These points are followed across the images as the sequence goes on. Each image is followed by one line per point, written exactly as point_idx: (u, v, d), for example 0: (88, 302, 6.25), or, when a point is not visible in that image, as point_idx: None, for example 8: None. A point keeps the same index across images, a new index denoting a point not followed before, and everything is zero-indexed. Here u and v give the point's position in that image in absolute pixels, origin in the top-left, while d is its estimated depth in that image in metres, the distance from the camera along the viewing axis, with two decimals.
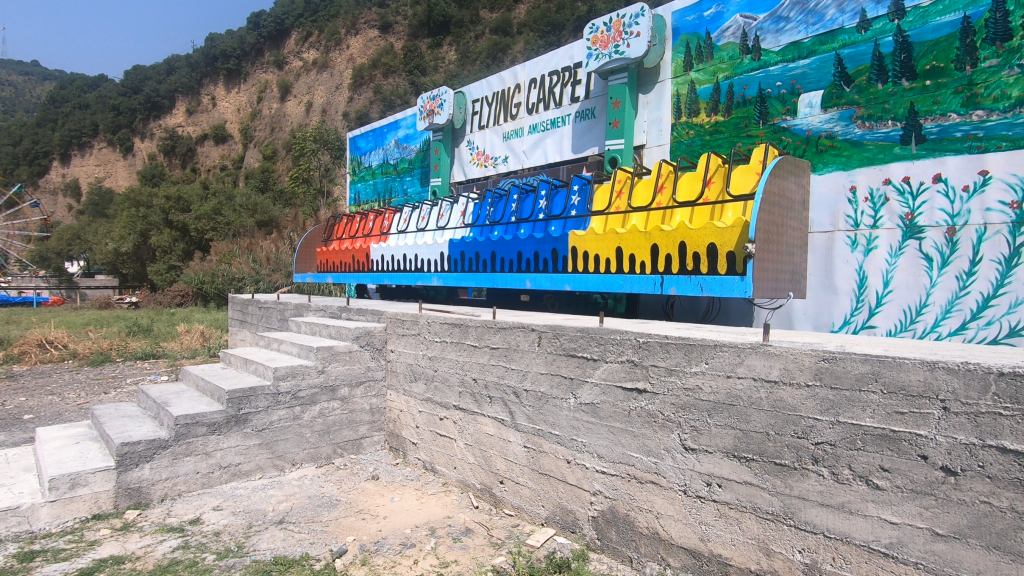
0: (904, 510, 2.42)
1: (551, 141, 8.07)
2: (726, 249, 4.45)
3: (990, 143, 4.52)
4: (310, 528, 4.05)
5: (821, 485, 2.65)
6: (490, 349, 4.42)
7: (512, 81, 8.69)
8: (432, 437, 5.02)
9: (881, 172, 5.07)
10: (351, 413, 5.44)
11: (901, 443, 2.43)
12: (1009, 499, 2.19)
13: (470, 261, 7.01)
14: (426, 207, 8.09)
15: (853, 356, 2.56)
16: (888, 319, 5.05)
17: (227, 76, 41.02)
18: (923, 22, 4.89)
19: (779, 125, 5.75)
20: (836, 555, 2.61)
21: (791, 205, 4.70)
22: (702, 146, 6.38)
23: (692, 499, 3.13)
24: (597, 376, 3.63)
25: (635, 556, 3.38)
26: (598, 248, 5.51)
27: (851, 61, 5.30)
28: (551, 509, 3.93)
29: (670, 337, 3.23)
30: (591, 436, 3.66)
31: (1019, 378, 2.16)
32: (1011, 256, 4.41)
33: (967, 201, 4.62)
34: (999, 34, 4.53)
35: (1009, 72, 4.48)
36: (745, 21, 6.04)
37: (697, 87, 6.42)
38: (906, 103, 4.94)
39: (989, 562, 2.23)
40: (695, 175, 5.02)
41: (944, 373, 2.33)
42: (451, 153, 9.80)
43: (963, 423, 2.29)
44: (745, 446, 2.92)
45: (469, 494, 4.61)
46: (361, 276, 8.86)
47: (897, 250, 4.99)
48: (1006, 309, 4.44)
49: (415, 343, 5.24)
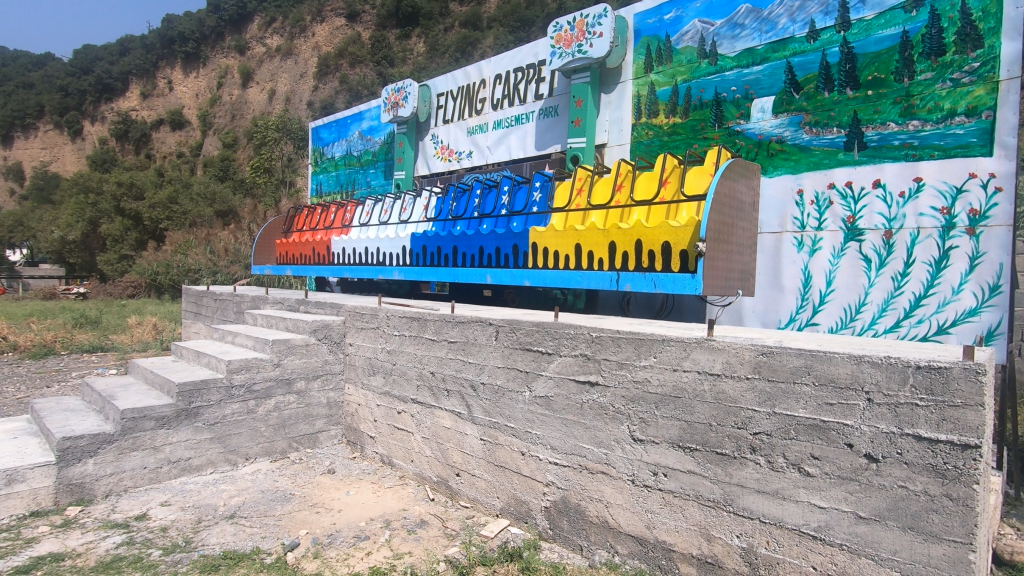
0: (831, 495, 2.58)
1: (515, 137, 8.12)
2: (680, 247, 4.59)
3: (924, 152, 4.80)
4: (262, 522, 4.01)
5: (758, 473, 2.79)
6: (447, 342, 4.45)
7: (477, 76, 8.69)
8: (389, 431, 5.01)
9: (826, 176, 5.31)
10: (308, 407, 5.37)
11: (830, 432, 2.59)
12: (922, 483, 2.37)
13: (432, 256, 7.00)
14: (389, 200, 8.02)
15: (789, 350, 2.70)
16: (830, 317, 5.30)
17: (185, 60, 39.66)
18: (866, 34, 5.13)
19: (734, 128, 5.93)
20: (770, 538, 2.75)
21: (741, 207, 4.89)
22: (660, 147, 6.53)
23: (639, 488, 3.24)
24: (552, 370, 3.70)
25: (585, 544, 3.49)
26: (557, 244, 5.59)
27: (800, 69, 5.52)
28: (505, 500, 4.00)
29: (621, 332, 3.33)
30: (545, 428, 3.73)
31: (934, 371, 2.34)
32: (941, 258, 4.71)
33: (902, 206, 4.90)
34: (933, 49, 4.79)
35: (942, 85, 4.74)
36: (702, 26, 6.21)
37: (657, 88, 6.58)
38: (850, 111, 5.19)
39: (904, 541, 2.40)
40: (652, 175, 5.16)
41: (869, 366, 2.49)
42: (415, 147, 9.73)
43: (884, 413, 2.45)
44: (689, 436, 3.04)
45: (425, 487, 4.63)
46: (321, 269, 8.72)
47: (839, 250, 5.24)
48: (935, 308, 4.73)
49: (374, 337, 5.22)
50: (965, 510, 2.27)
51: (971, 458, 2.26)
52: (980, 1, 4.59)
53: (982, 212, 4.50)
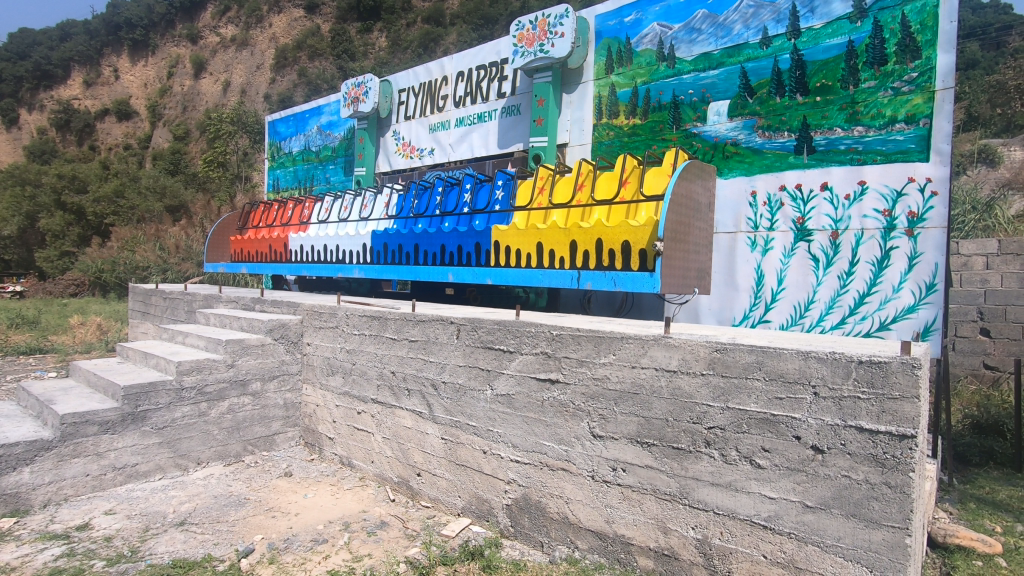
0: (780, 485, 2.68)
1: (477, 135, 8.10)
2: (639, 246, 4.68)
3: (868, 157, 5.05)
4: (214, 529, 3.88)
5: (712, 466, 2.87)
6: (408, 341, 4.41)
7: (439, 73, 8.61)
8: (349, 432, 4.93)
9: (778, 178, 5.51)
10: (264, 409, 5.22)
11: (779, 425, 2.68)
12: (864, 472, 2.49)
13: (393, 254, 6.91)
14: (348, 197, 7.87)
15: (741, 346, 2.79)
16: (781, 314, 5.49)
17: (133, 48, 37.92)
18: (815, 43, 5.34)
19: (691, 131, 6.08)
20: (723, 529, 2.83)
21: (698, 207, 5.02)
22: (621, 147, 6.63)
23: (599, 483, 3.29)
24: (513, 368, 3.72)
25: (546, 541, 3.52)
26: (519, 243, 5.61)
27: (754, 75, 5.70)
28: (467, 499, 3.99)
29: (582, 330, 3.37)
30: (506, 427, 3.74)
31: (875, 365, 2.46)
32: (883, 258, 4.96)
33: (848, 208, 5.13)
34: (876, 59, 5.02)
35: (884, 94, 4.98)
36: (661, 29, 6.34)
37: (617, 89, 6.67)
38: (800, 116, 5.40)
39: (847, 528, 2.52)
40: (612, 175, 5.24)
41: (816, 362, 2.59)
42: (376, 143, 9.57)
43: (829, 406, 2.57)
44: (647, 432, 3.10)
45: (386, 487, 4.57)
46: (278, 266, 8.48)
47: (790, 250, 5.44)
48: (878, 305, 4.98)
49: (332, 336, 5.12)
50: (902, 497, 2.40)
51: (908, 447, 2.39)
52: (918, 15, 4.84)
53: (920, 214, 4.76)
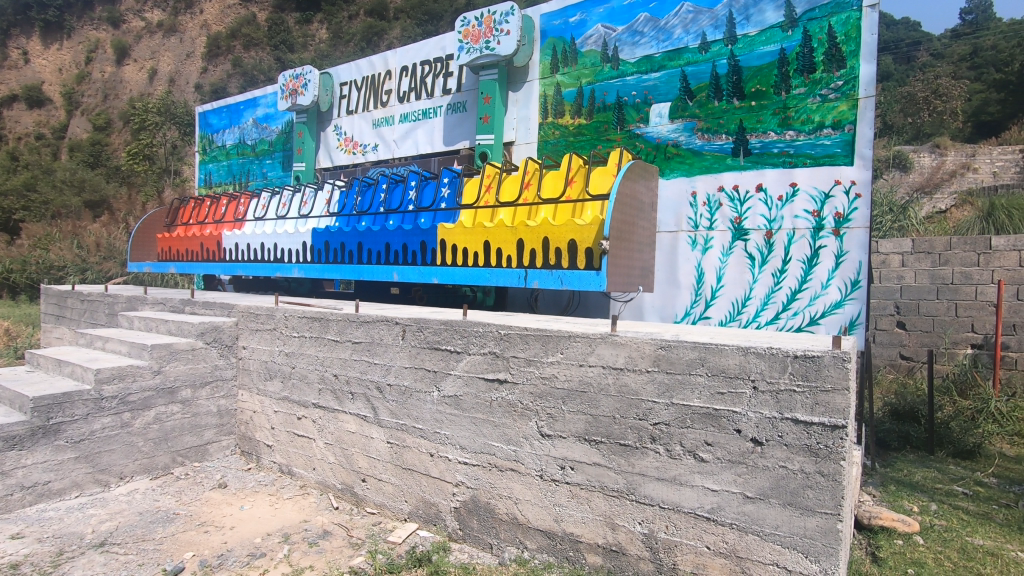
0: (722, 478, 2.75)
1: (422, 131, 7.96)
2: (585, 245, 4.72)
3: (799, 160, 5.30)
4: (139, 548, 3.61)
5: (658, 461, 2.92)
6: (351, 343, 4.26)
7: (382, 67, 8.40)
8: (289, 439, 4.71)
9: (716, 180, 5.70)
10: (195, 417, 4.91)
11: (721, 420, 2.76)
12: (799, 462, 2.59)
13: (335, 252, 6.68)
14: (287, 193, 7.56)
15: (685, 343, 2.84)
16: (720, 310, 5.68)
17: (44, 30, 35.05)
18: (750, 49, 5.56)
19: (634, 131, 6.19)
20: (668, 523, 2.89)
21: (641, 207, 5.12)
22: (566, 147, 6.68)
23: (548, 483, 3.28)
24: (460, 368, 3.65)
25: (495, 542, 3.49)
26: (466, 241, 5.55)
27: (693, 78, 5.87)
28: (414, 503, 3.90)
29: (529, 329, 3.35)
30: (454, 428, 3.68)
31: (808, 359, 2.57)
32: (812, 256, 5.23)
33: (781, 209, 5.37)
34: (805, 67, 5.28)
35: (813, 100, 5.24)
36: (605, 31, 6.43)
37: (562, 89, 6.72)
38: (737, 120, 5.60)
39: (784, 516, 2.61)
40: (558, 174, 5.26)
41: (755, 357, 2.68)
42: (316, 138, 9.23)
43: (767, 400, 2.66)
44: (594, 429, 3.12)
45: (328, 495, 4.40)
46: (210, 265, 8.03)
47: (728, 249, 5.64)
48: (808, 301, 5.24)
49: (270, 339, 4.88)
50: (834, 484, 2.52)
51: (839, 437, 2.51)
52: (843, 26, 5.11)
53: (845, 215, 5.05)
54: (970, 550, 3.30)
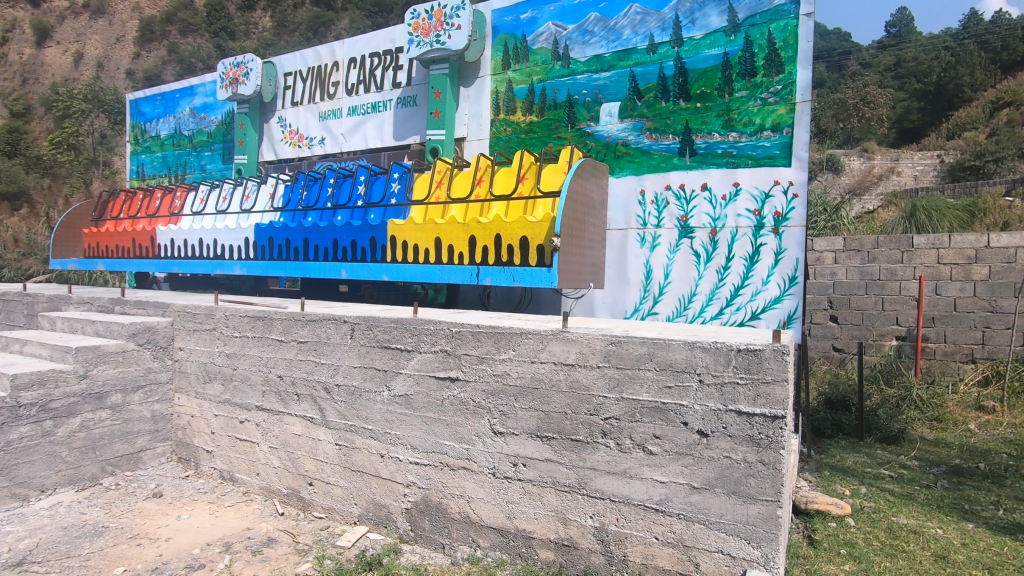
0: (670, 469, 2.82)
1: (371, 125, 7.78)
2: (536, 242, 4.75)
3: (741, 161, 5.50)
4: (63, 566, 3.38)
5: (609, 455, 2.96)
6: (297, 343, 4.11)
7: (329, 57, 8.14)
8: (230, 444, 4.51)
9: (663, 179, 5.85)
10: (126, 423, 4.63)
11: (669, 413, 2.82)
12: (742, 452, 2.68)
13: (279, 249, 6.44)
14: (227, 187, 7.23)
15: (634, 338, 2.89)
16: (668, 306, 5.83)
17: None
18: (695, 52, 5.72)
19: (585, 130, 6.26)
20: (619, 515, 2.94)
21: (592, 204, 5.19)
22: (518, 144, 6.68)
23: (500, 480, 3.27)
24: (411, 367, 3.59)
25: (447, 542, 3.45)
26: (417, 238, 5.46)
27: (642, 79, 5.98)
28: (363, 506, 3.80)
29: (481, 326, 3.33)
30: (405, 428, 3.61)
31: (751, 353, 2.66)
32: (754, 254, 5.44)
33: (725, 207, 5.56)
34: (747, 71, 5.47)
35: (754, 103, 5.44)
36: (556, 29, 6.47)
37: (514, 86, 6.71)
38: (683, 120, 5.76)
39: (728, 504, 2.71)
40: (510, 171, 5.25)
41: (701, 351, 2.75)
42: (258, 129, 8.86)
43: (712, 392, 2.74)
44: (546, 426, 3.13)
45: (273, 501, 4.24)
46: (143, 263, 7.57)
47: (675, 246, 5.79)
48: (750, 297, 5.45)
49: (209, 340, 4.65)
50: (774, 472, 2.62)
51: (779, 427, 2.61)
52: (781, 33, 5.32)
53: (784, 214, 5.29)
54: (895, 529, 3.51)
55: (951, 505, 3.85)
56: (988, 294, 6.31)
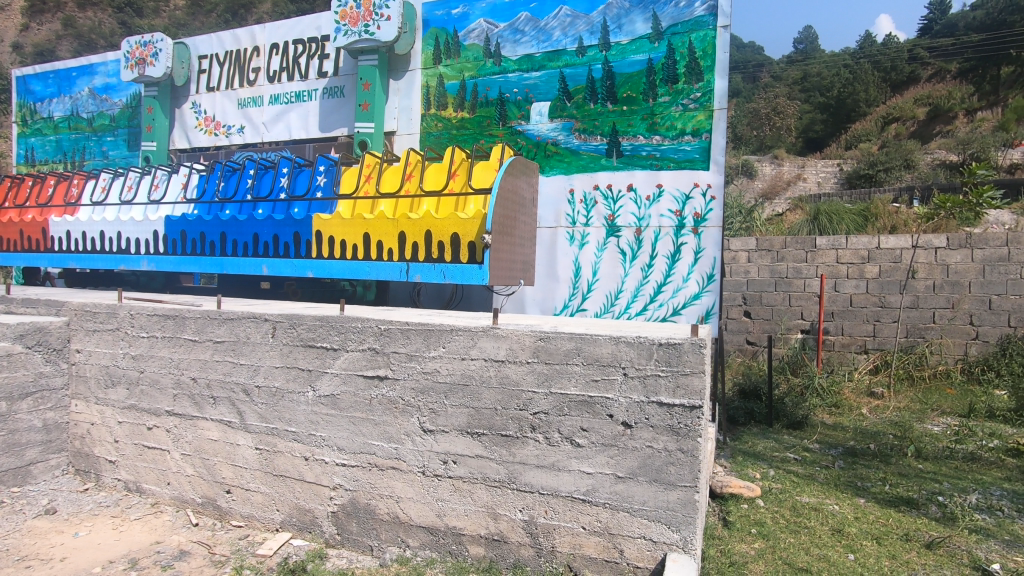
0: (596, 461, 2.91)
1: (295, 115, 7.45)
2: (467, 239, 4.76)
3: (664, 163, 5.74)
4: None
5: (538, 449, 3.01)
6: (212, 343, 3.87)
7: (249, 42, 7.71)
8: (136, 452, 4.18)
9: (592, 179, 6.01)
10: (12, 434, 4.23)
11: (595, 406, 2.91)
12: (663, 441, 2.81)
13: (193, 243, 6.05)
14: (133, 176, 6.69)
15: (562, 334, 2.95)
16: (596, 303, 6.00)
17: None
18: (622, 57, 5.91)
19: (516, 128, 6.31)
20: (547, 508, 3.00)
21: (523, 202, 5.24)
22: (449, 140, 6.63)
23: (430, 478, 3.24)
24: (337, 367, 3.48)
25: (376, 544, 3.38)
26: (344, 233, 5.30)
27: (571, 80, 6.10)
28: (286, 512, 3.65)
29: (410, 324, 3.28)
30: (331, 429, 3.49)
31: (671, 347, 2.79)
32: (675, 253, 5.70)
33: (649, 208, 5.79)
34: (670, 77, 5.71)
35: (676, 108, 5.69)
36: (487, 26, 6.47)
37: (445, 81, 6.65)
38: (610, 122, 5.94)
39: (650, 491, 2.83)
40: (441, 167, 5.20)
41: (626, 346, 2.86)
42: (169, 114, 8.25)
43: (635, 384, 2.85)
44: (477, 422, 3.13)
45: (186, 511, 3.98)
46: (32, 258, 6.88)
47: (602, 245, 5.96)
48: (672, 294, 5.71)
49: (111, 341, 4.28)
50: (692, 459, 2.77)
51: (696, 416, 2.76)
52: (701, 43, 5.60)
53: (702, 215, 5.58)
54: (798, 507, 3.81)
55: (846, 483, 4.22)
56: (879, 290, 6.96)
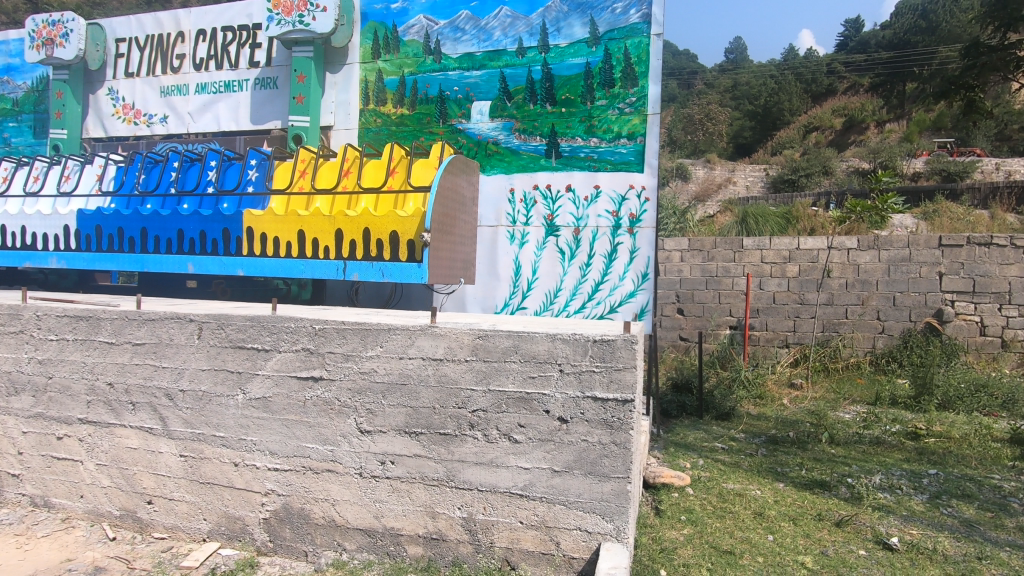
0: (533, 456, 2.96)
1: (224, 105, 7.12)
2: (406, 237, 4.72)
3: (601, 165, 5.89)
4: None
5: (476, 447, 3.03)
6: (131, 346, 3.64)
7: (173, 26, 7.29)
8: (44, 465, 3.88)
9: (531, 179, 6.09)
10: None
11: (532, 402, 2.96)
12: (598, 434, 2.90)
13: (109, 239, 5.66)
14: (40, 165, 6.18)
15: (500, 332, 2.99)
16: (536, 301, 6.09)
17: None
18: (560, 59, 6.02)
19: (456, 126, 6.31)
20: (486, 504, 3.02)
21: (463, 201, 5.23)
22: (388, 136, 6.52)
23: (367, 480, 3.19)
24: (269, 368, 3.36)
25: (310, 549, 3.30)
26: (277, 230, 5.13)
27: (511, 80, 6.16)
28: (214, 521, 3.50)
29: (346, 323, 3.22)
30: (262, 433, 3.37)
31: (605, 343, 2.89)
32: (612, 252, 5.87)
33: (587, 208, 5.92)
34: (606, 81, 5.87)
35: (612, 112, 5.86)
36: (427, 22, 6.42)
37: (384, 76, 6.54)
38: (549, 123, 6.04)
39: (585, 484, 2.91)
40: (379, 163, 5.12)
41: (562, 343, 2.92)
42: (81, 100, 7.67)
43: (571, 380, 2.92)
44: (415, 421, 3.12)
45: (102, 525, 3.74)
46: None
47: (541, 244, 6.05)
48: (609, 292, 5.87)
49: (14, 345, 3.94)
50: (624, 451, 2.87)
51: (628, 409, 2.86)
52: (636, 49, 5.78)
53: (637, 216, 5.78)
54: (724, 493, 4.03)
55: (767, 469, 4.50)
56: (798, 288, 7.44)
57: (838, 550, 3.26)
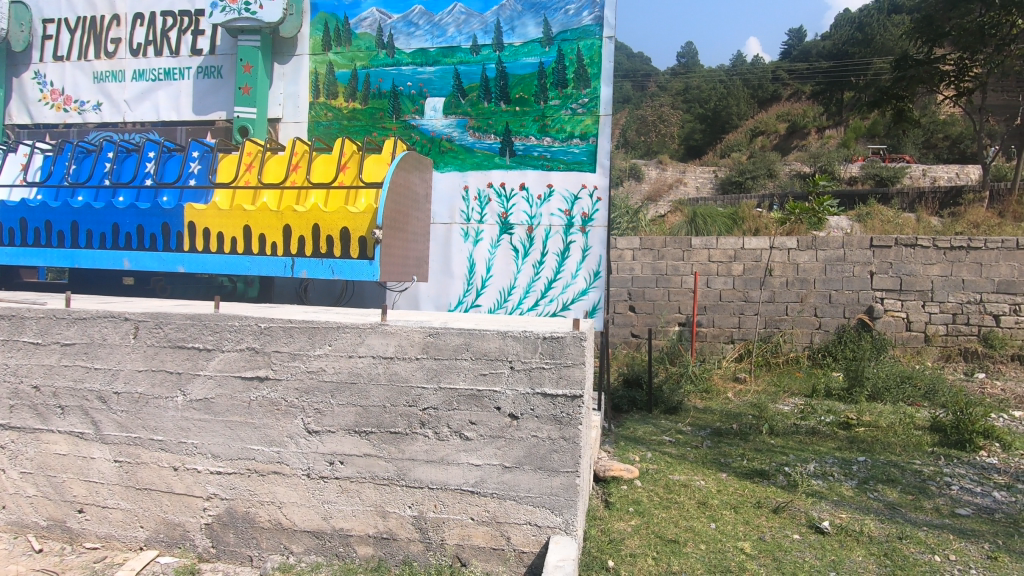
0: (484, 453, 2.98)
1: (164, 93, 6.79)
2: (358, 234, 4.64)
3: (554, 164, 5.96)
4: None
5: (427, 445, 3.02)
6: (59, 346, 3.44)
7: (107, 8, 6.88)
8: None
9: (485, 176, 6.10)
10: None
11: (483, 399, 2.98)
12: (548, 430, 2.94)
13: (36, 233, 5.30)
14: None
15: (451, 330, 2.99)
16: (489, 298, 6.11)
17: None
18: (514, 58, 6.04)
19: (410, 122, 6.25)
20: (437, 502, 3.02)
21: (415, 198, 5.19)
22: (339, 130, 6.39)
23: (315, 481, 3.14)
24: (212, 368, 3.24)
25: (255, 554, 3.22)
26: (221, 225, 4.94)
27: (465, 77, 6.15)
28: (151, 528, 3.35)
29: (293, 322, 3.14)
30: (204, 436, 3.26)
31: (554, 340, 2.93)
32: (564, 250, 5.95)
33: (540, 207, 5.98)
34: (560, 81, 5.92)
35: (565, 112, 5.93)
36: (380, 16, 6.31)
37: (335, 69, 6.39)
38: (503, 122, 6.07)
39: (535, 479, 2.95)
40: (329, 158, 5.00)
41: (512, 340, 2.95)
42: (3, 83, 7.16)
43: (521, 377, 2.95)
44: (364, 421, 3.08)
45: (27, 537, 3.53)
46: None
47: (495, 242, 6.08)
48: (561, 289, 5.95)
49: None
50: (573, 446, 2.92)
51: (577, 405, 2.92)
52: (588, 51, 5.86)
53: (589, 215, 5.87)
54: (670, 485, 4.17)
55: (711, 460, 4.68)
56: (743, 286, 7.74)
57: (774, 536, 3.42)
